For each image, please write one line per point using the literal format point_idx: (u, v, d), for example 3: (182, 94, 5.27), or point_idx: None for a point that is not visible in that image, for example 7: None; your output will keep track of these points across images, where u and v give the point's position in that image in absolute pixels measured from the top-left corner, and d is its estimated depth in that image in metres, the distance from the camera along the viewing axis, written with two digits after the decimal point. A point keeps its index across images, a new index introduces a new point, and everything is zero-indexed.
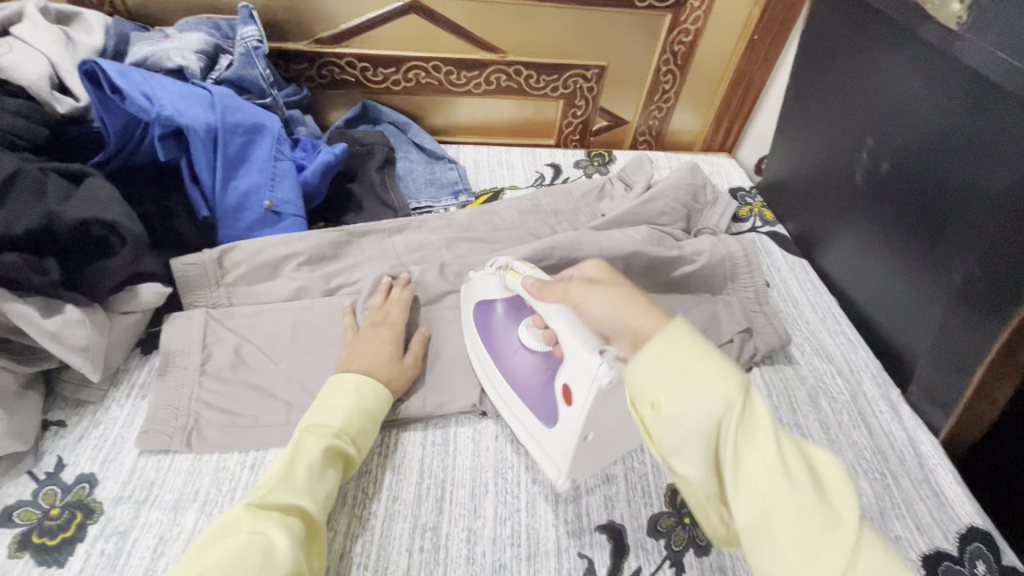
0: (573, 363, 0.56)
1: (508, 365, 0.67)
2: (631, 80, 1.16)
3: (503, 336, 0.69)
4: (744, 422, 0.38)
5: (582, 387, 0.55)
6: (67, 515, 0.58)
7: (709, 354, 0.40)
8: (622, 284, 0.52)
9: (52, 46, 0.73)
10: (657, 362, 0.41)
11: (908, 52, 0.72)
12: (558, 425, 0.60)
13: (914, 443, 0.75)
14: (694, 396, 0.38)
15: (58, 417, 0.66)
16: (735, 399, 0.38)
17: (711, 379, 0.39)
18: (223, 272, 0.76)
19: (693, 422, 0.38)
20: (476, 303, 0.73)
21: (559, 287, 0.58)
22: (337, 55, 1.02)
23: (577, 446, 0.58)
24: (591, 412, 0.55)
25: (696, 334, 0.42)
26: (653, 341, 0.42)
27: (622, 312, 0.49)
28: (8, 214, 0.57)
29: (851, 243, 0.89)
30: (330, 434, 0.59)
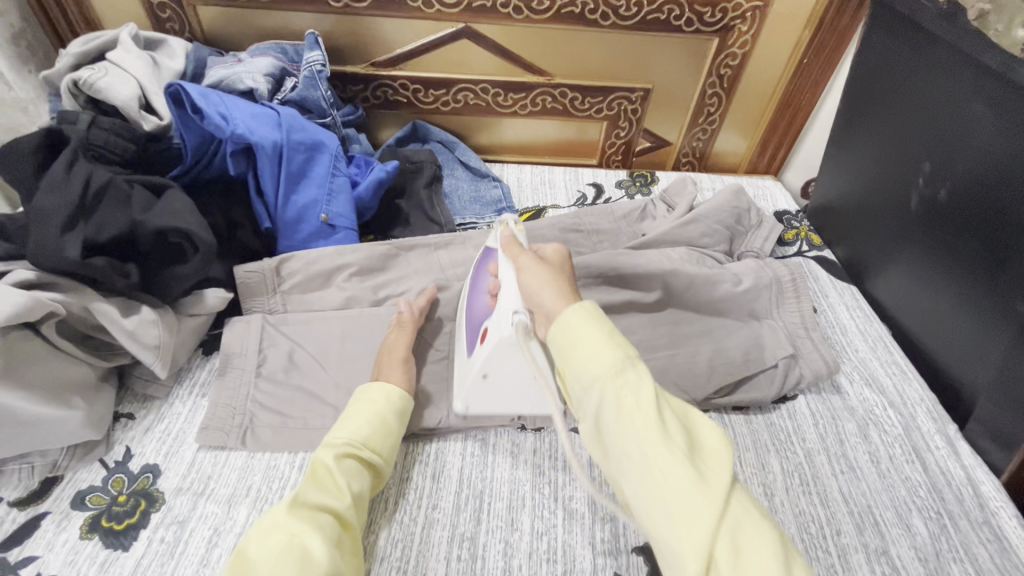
0: (497, 314, 0.62)
1: (471, 301, 0.72)
2: (675, 103, 1.17)
3: (479, 275, 0.73)
4: (628, 385, 0.47)
5: (493, 335, 0.61)
6: (133, 502, 0.62)
7: (605, 329, 0.50)
8: (557, 271, 0.59)
9: (141, 69, 0.80)
10: (564, 332, 0.51)
11: (969, 80, 0.70)
12: (469, 361, 0.67)
13: (974, 482, 0.71)
14: (588, 361, 0.49)
15: (128, 410, 0.71)
16: (616, 367, 0.48)
17: (604, 348, 0.49)
18: (280, 280, 0.80)
19: (588, 378, 0.48)
20: (482, 249, 0.76)
21: (518, 252, 0.63)
22: (391, 77, 1.08)
23: (473, 380, 0.65)
24: (490, 356, 0.62)
25: (598, 313, 0.52)
26: (561, 315, 0.52)
27: (541, 288, 0.57)
28: (97, 221, 0.63)
29: (906, 270, 0.86)
30: (342, 441, 0.61)
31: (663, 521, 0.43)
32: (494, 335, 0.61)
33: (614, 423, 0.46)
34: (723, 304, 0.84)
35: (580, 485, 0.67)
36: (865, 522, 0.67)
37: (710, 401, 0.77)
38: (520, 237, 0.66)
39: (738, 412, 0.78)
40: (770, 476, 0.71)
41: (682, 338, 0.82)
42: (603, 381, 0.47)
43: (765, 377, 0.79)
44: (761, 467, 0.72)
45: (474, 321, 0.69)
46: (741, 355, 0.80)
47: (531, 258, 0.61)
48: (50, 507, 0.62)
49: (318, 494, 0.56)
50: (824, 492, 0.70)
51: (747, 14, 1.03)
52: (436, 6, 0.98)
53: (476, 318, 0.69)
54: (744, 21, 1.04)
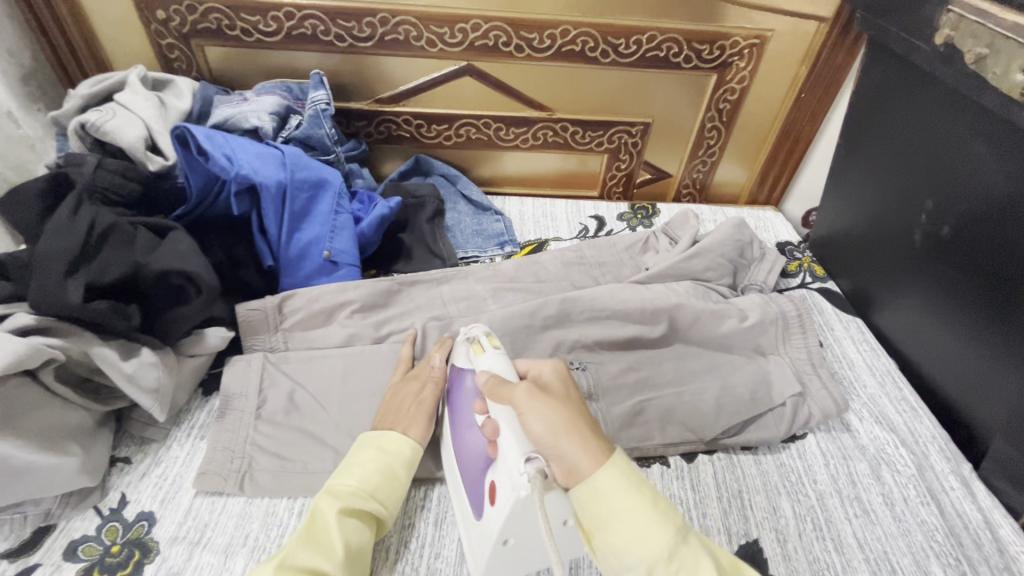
0: (504, 467, 0.54)
1: (458, 442, 0.64)
2: (675, 137, 1.18)
3: (463, 409, 0.65)
4: (685, 564, 0.46)
5: (507, 496, 0.53)
6: (127, 552, 0.61)
7: (645, 490, 0.49)
8: (566, 406, 0.54)
9: (148, 110, 0.81)
10: (599, 502, 0.48)
11: (967, 122, 0.71)
12: (481, 522, 0.57)
13: (992, 525, 0.69)
14: (642, 535, 0.46)
15: (125, 454, 0.70)
16: (668, 544, 0.46)
17: (650, 523, 0.46)
18: (281, 317, 0.79)
19: (638, 556, 0.46)
20: (453, 368, 0.70)
21: (510, 390, 0.56)
22: (395, 113, 1.09)
23: (492, 549, 0.55)
24: (508, 518, 0.53)
25: (635, 474, 0.50)
26: (593, 480, 0.48)
27: (558, 439, 0.51)
28: (102, 264, 0.64)
29: (912, 305, 0.86)
30: (346, 492, 0.58)
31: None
32: (507, 494, 0.52)
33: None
34: (729, 340, 0.83)
35: None
36: (883, 571, 0.65)
37: (717, 441, 0.76)
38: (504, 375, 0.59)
39: (747, 451, 0.77)
40: (783, 521, 0.69)
41: (688, 375, 0.81)
42: (659, 563, 0.45)
43: (774, 416, 0.77)
44: (772, 511, 0.70)
45: (473, 469, 0.60)
46: (749, 394, 0.78)
47: (531, 394, 0.55)
48: (41, 559, 0.60)
49: (318, 551, 0.53)
50: (839, 538, 0.68)
51: (744, 51, 1.04)
52: (439, 45, 1.00)
53: (473, 466, 0.60)
54: (741, 58, 1.05)
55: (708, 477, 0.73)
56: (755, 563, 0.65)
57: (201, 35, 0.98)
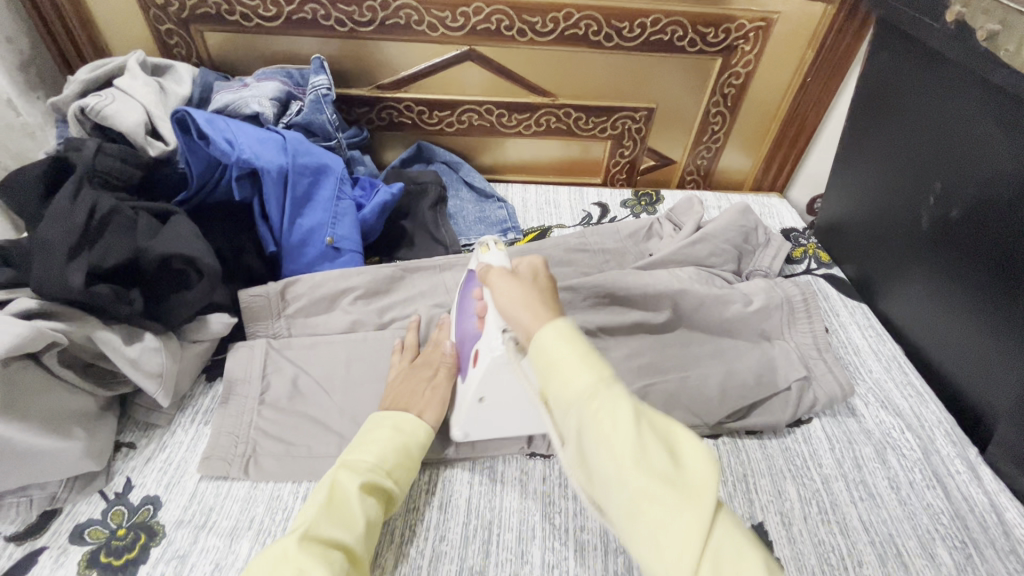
0: (486, 334, 0.60)
1: (459, 327, 0.71)
2: (679, 123, 1.17)
3: (466, 299, 0.71)
4: (606, 408, 0.43)
5: (483, 358, 0.60)
6: (133, 536, 0.61)
7: (583, 348, 0.46)
8: (531, 286, 0.54)
9: (147, 95, 0.81)
10: (541, 355, 0.47)
11: (980, 100, 0.70)
12: (464, 384, 0.66)
13: (998, 509, 0.69)
14: (568, 376, 0.45)
15: (130, 439, 0.70)
16: (589, 385, 0.44)
17: (579, 368, 0.45)
18: (284, 304, 0.79)
19: (566, 400, 0.45)
20: (466, 272, 0.75)
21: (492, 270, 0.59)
22: (396, 100, 1.08)
23: (469, 406, 0.64)
24: (484, 376, 0.61)
25: (576, 334, 0.47)
26: (539, 333, 0.48)
27: (523, 308, 0.52)
28: (103, 248, 0.63)
29: (919, 289, 0.85)
30: (366, 467, 0.58)
31: (651, 548, 0.40)
32: (484, 356, 0.60)
33: (595, 450, 0.43)
34: (734, 325, 0.83)
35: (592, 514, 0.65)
36: (888, 553, 0.65)
37: (722, 425, 0.75)
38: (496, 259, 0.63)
39: (752, 436, 0.76)
40: (787, 503, 0.69)
41: (693, 360, 0.80)
42: (580, 402, 0.44)
43: (778, 400, 0.77)
44: (776, 494, 0.70)
45: (465, 346, 0.68)
46: (754, 378, 0.78)
47: (505, 274, 0.56)
48: (48, 542, 0.60)
49: (335, 524, 0.54)
50: (844, 521, 0.68)
51: (750, 34, 1.03)
52: (441, 29, 0.99)
53: (466, 341, 0.67)
54: (747, 41, 1.04)
55: None
56: None
57: (201, 21, 0.97)
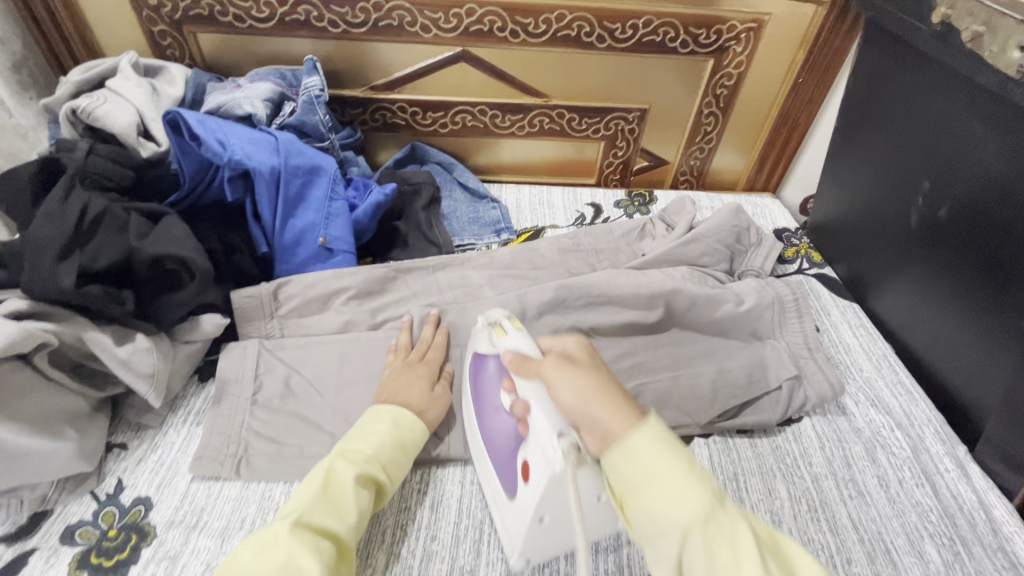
0: (535, 442, 0.53)
1: (487, 426, 0.64)
2: (672, 124, 1.17)
3: (487, 391, 0.64)
4: (721, 530, 0.42)
5: (541, 472, 0.52)
6: (124, 536, 0.61)
7: (683, 456, 0.45)
8: (595, 374, 0.54)
9: (139, 97, 0.81)
10: (633, 466, 0.45)
11: (964, 100, 0.70)
12: (515, 502, 0.57)
13: (986, 506, 0.69)
14: (674, 494, 0.43)
15: (121, 440, 0.70)
16: (698, 509, 0.42)
17: (685, 485, 0.43)
18: (277, 304, 0.79)
19: (671, 523, 0.43)
20: (473, 354, 0.69)
21: (537, 366, 0.56)
22: (390, 100, 1.08)
23: (529, 529, 0.55)
24: (543, 495, 0.52)
25: (670, 437, 0.46)
26: (625, 441, 0.46)
27: (588, 406, 0.51)
28: (94, 248, 0.63)
29: (908, 288, 0.86)
30: (362, 459, 0.59)
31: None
32: (540, 472, 0.52)
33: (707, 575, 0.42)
34: (725, 325, 0.83)
35: None
36: (877, 551, 0.65)
37: (714, 424, 0.76)
38: (529, 352, 0.59)
39: (743, 435, 0.77)
40: (778, 503, 0.69)
41: (685, 359, 0.81)
42: (693, 528, 0.42)
43: (769, 400, 0.78)
44: (767, 493, 0.70)
45: (504, 449, 0.60)
46: (745, 378, 0.78)
47: (556, 364, 0.55)
48: (39, 543, 0.60)
49: (327, 513, 0.54)
50: (834, 519, 0.68)
51: (741, 35, 1.04)
52: (434, 31, 0.99)
53: (505, 446, 0.60)
54: (738, 42, 1.05)
55: (704, 461, 0.73)
56: None
57: (194, 22, 0.97)
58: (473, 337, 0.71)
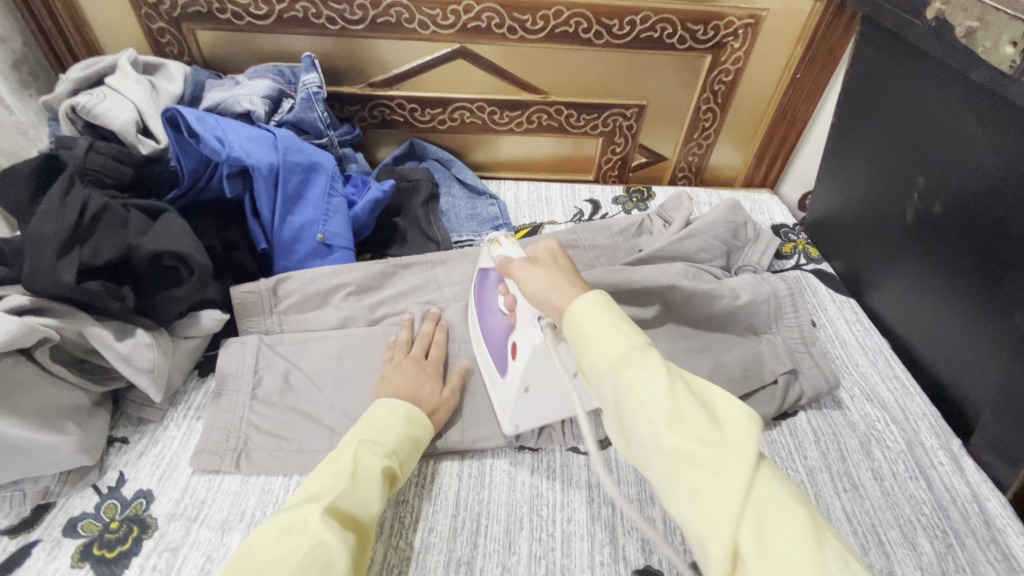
0: (521, 327, 0.63)
1: (486, 324, 0.73)
2: (670, 119, 1.17)
3: (487, 296, 0.74)
4: (641, 371, 0.45)
5: (523, 347, 0.62)
6: (125, 528, 0.62)
7: (615, 316, 0.49)
8: (555, 270, 0.57)
9: (139, 94, 0.82)
10: (575, 325, 0.50)
11: (959, 95, 0.71)
12: (507, 378, 0.68)
13: (980, 499, 0.70)
14: (603, 342, 0.47)
15: (123, 434, 0.71)
16: (624, 351, 0.46)
17: (613, 334, 0.47)
18: (276, 300, 0.80)
19: (601, 369, 0.47)
20: (479, 269, 0.77)
21: (512, 263, 0.63)
22: (388, 97, 1.09)
23: (516, 397, 0.66)
24: (527, 367, 0.63)
25: (610, 302, 0.50)
26: (569, 309, 0.51)
27: (553, 292, 0.54)
28: (93, 245, 0.64)
29: (904, 283, 0.86)
30: (383, 452, 0.59)
31: (691, 511, 0.40)
32: (523, 349, 0.62)
33: (629, 412, 0.44)
34: (722, 319, 0.83)
35: (579, 506, 0.66)
36: (870, 542, 0.66)
37: None
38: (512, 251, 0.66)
39: None
40: None
41: (681, 354, 0.81)
42: (615, 368, 0.46)
43: (765, 393, 0.78)
44: None
45: (497, 339, 0.70)
46: (740, 372, 0.79)
47: (524, 264, 0.60)
48: (42, 535, 0.61)
49: (351, 502, 0.53)
50: (827, 511, 0.69)
51: (738, 31, 1.04)
52: (432, 27, 1.00)
53: (498, 338, 0.70)
54: (736, 38, 1.05)
55: None
56: None
57: (193, 20, 0.98)
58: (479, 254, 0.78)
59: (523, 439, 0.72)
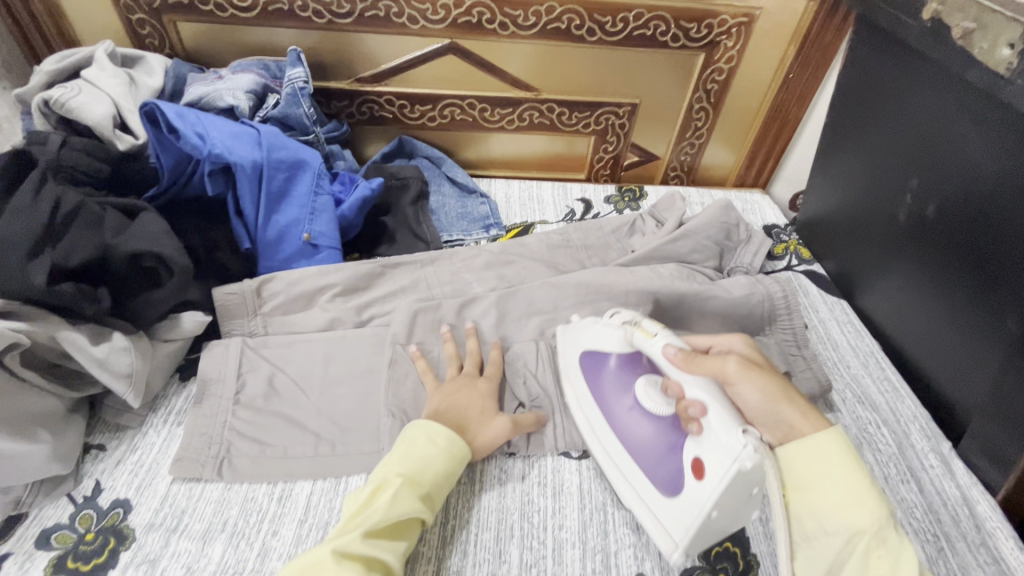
0: (711, 435, 0.55)
1: (616, 421, 0.66)
2: (663, 118, 1.16)
3: (614, 388, 0.68)
4: (883, 547, 0.47)
5: (721, 466, 0.53)
6: (101, 539, 0.59)
7: (858, 473, 0.50)
8: (768, 379, 0.59)
9: (117, 88, 0.79)
10: (807, 464, 0.51)
11: (954, 96, 0.70)
12: (681, 496, 0.57)
13: (970, 502, 0.70)
14: (843, 504, 0.49)
15: (100, 441, 0.68)
16: (872, 523, 0.47)
17: (860, 496, 0.48)
18: (260, 301, 0.78)
19: (833, 526, 0.49)
20: (584, 353, 0.71)
21: (705, 363, 0.60)
22: (377, 93, 1.06)
23: (698, 522, 0.55)
24: (725, 490, 0.52)
25: (852, 454, 0.51)
26: (807, 439, 0.52)
27: (773, 407, 0.56)
28: (67, 246, 0.61)
29: (895, 284, 0.86)
30: (417, 492, 0.57)
31: None
32: (723, 464, 0.52)
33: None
34: (716, 321, 0.82)
35: (571, 513, 0.65)
36: None
37: None
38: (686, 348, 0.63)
39: None
40: None
41: None
42: (853, 535, 0.47)
43: None
44: None
45: (650, 442, 0.63)
46: None
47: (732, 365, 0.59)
48: (13, 547, 0.58)
49: (372, 544, 0.53)
50: None
51: (732, 30, 1.03)
52: (422, 22, 0.98)
53: (648, 446, 0.63)
54: (729, 37, 1.04)
55: None
56: (737, 541, 0.63)
57: (173, 10, 0.94)
58: (583, 332, 0.72)
59: (514, 445, 0.70)
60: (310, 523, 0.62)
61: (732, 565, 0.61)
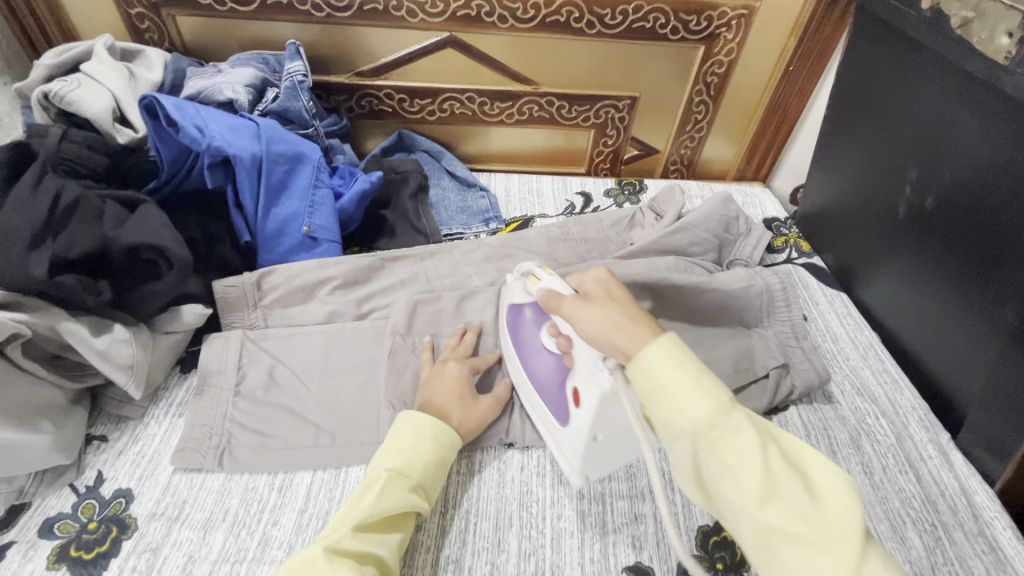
0: (583, 368, 0.58)
1: (526, 365, 0.69)
2: (663, 112, 1.16)
3: (524, 333, 0.70)
4: (727, 436, 0.44)
5: (589, 394, 0.57)
6: (104, 528, 0.60)
7: (690, 369, 0.47)
8: (612, 307, 0.54)
9: (116, 82, 0.79)
10: (646, 378, 0.48)
11: (952, 87, 0.70)
12: (571, 425, 0.62)
13: (968, 492, 0.70)
14: (684, 408, 0.45)
15: (102, 432, 0.69)
16: (712, 418, 0.45)
17: (696, 393, 0.45)
18: (261, 294, 0.78)
19: (678, 429, 0.46)
20: (510, 307, 0.73)
21: (559, 300, 0.59)
22: (376, 87, 1.06)
23: (584, 446, 0.60)
24: (596, 414, 0.57)
25: (682, 353, 0.48)
26: (639, 356, 0.48)
27: (612, 333, 0.52)
28: (67, 237, 0.62)
29: (894, 277, 0.86)
30: (408, 484, 0.57)
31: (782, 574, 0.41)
32: (591, 391, 0.56)
33: (714, 474, 0.44)
34: (716, 314, 0.82)
35: (568, 503, 0.66)
36: None
37: None
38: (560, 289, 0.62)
39: None
40: None
41: None
42: (699, 434, 0.45)
43: (756, 387, 0.78)
44: None
45: (547, 382, 0.66)
46: (733, 365, 0.78)
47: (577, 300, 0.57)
48: (17, 536, 0.59)
49: (365, 538, 0.53)
50: None
51: (732, 22, 1.03)
52: (420, 15, 0.97)
53: (548, 383, 0.66)
54: (729, 29, 1.04)
55: None
56: None
57: (172, 4, 0.95)
58: (508, 289, 0.74)
59: (512, 436, 0.71)
60: (310, 513, 0.63)
61: (730, 553, 0.62)
